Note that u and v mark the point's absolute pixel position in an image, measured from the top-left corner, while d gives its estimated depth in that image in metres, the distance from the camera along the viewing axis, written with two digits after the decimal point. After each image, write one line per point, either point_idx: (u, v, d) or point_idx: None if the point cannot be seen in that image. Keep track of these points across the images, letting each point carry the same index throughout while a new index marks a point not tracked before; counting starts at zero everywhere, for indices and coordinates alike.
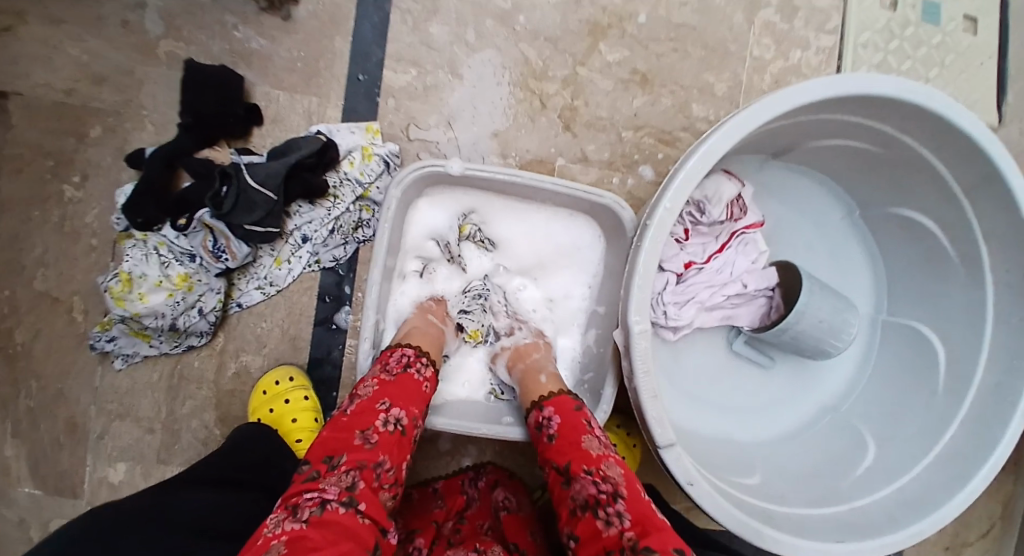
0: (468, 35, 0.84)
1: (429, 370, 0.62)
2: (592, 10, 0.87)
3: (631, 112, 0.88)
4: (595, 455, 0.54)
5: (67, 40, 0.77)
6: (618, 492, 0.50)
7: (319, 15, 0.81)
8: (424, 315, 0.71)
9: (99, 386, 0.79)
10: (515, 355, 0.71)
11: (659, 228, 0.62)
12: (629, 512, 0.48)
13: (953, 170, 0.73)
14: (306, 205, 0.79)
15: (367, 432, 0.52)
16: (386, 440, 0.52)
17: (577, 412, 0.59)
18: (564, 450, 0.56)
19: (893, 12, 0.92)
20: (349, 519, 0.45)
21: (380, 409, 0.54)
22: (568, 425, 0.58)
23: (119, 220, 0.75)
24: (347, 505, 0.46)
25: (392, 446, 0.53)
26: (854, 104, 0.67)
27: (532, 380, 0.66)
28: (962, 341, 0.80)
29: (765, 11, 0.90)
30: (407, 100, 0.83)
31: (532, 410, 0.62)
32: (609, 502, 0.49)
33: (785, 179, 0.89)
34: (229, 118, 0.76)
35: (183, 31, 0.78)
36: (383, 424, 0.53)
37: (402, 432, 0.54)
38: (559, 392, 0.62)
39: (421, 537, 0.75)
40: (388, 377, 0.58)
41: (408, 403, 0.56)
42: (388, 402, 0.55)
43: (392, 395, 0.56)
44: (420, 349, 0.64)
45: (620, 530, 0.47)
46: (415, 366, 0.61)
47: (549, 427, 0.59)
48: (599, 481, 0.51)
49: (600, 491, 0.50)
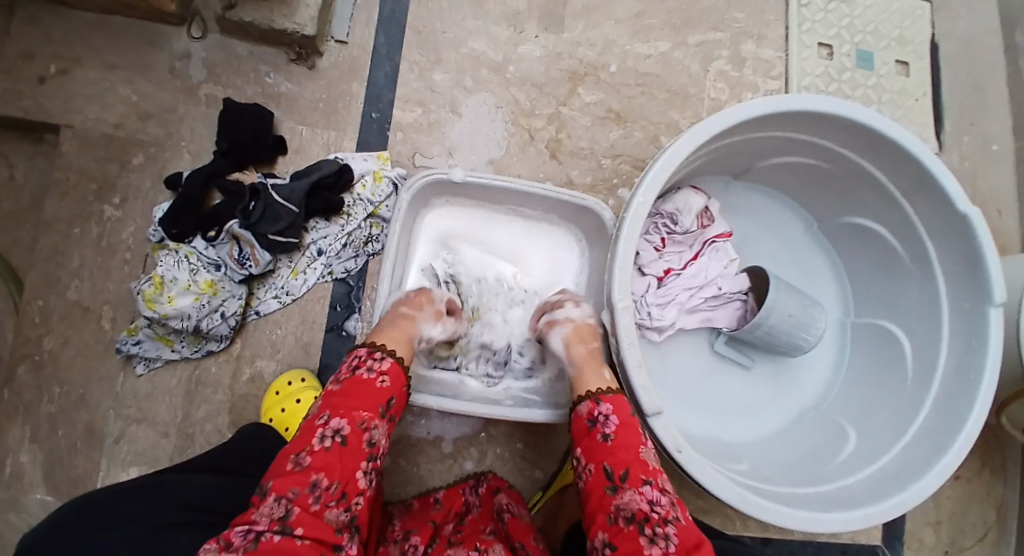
0: (466, 81, 0.98)
1: (382, 363, 0.62)
2: (571, 61, 1.02)
3: (609, 144, 1.01)
4: (651, 469, 0.59)
5: (119, 84, 0.89)
6: (670, 516, 0.55)
7: (340, 65, 0.95)
8: (398, 308, 0.72)
9: (120, 391, 0.84)
10: (580, 334, 0.75)
11: (635, 218, 0.72)
12: (677, 537, 0.54)
13: (889, 175, 0.85)
14: (322, 221, 0.89)
15: (300, 455, 0.54)
16: (321, 457, 0.54)
17: (633, 417, 0.63)
18: (620, 457, 0.59)
19: (829, 61, 1.08)
20: (284, 543, 0.48)
21: (318, 425, 0.56)
22: (625, 430, 0.61)
23: (156, 232, 0.85)
24: (281, 532, 0.49)
25: (331, 460, 0.54)
26: (794, 119, 0.80)
27: (592, 371, 0.70)
28: (921, 331, 0.89)
29: (717, 62, 1.06)
30: (414, 133, 0.95)
31: (583, 402, 0.66)
32: (660, 523, 0.54)
33: (749, 198, 1.01)
34: (261, 147, 0.88)
35: (222, 77, 0.91)
36: (318, 441, 0.55)
37: (342, 441, 0.56)
38: (607, 390, 0.66)
39: (418, 535, 0.79)
40: (335, 389, 0.60)
41: (350, 410, 0.57)
42: (328, 416, 0.57)
43: (333, 406, 0.58)
44: (373, 343, 0.65)
45: (665, 553, 0.53)
46: (365, 366, 0.61)
47: (605, 425, 0.62)
48: (654, 500, 0.56)
49: (653, 510, 0.55)
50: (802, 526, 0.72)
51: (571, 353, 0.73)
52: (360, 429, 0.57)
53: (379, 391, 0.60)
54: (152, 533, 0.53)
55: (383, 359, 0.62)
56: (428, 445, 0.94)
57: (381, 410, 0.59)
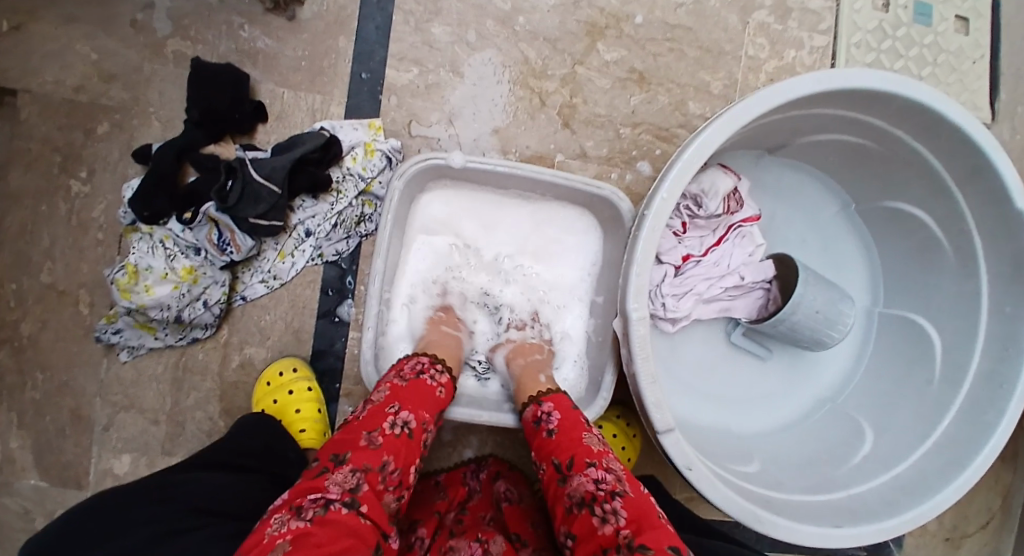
0: (468, 35, 0.86)
1: (443, 376, 0.62)
2: (589, 12, 0.89)
3: (629, 110, 0.90)
4: (596, 452, 0.54)
5: (76, 39, 0.79)
6: (617, 490, 0.50)
7: (325, 15, 0.83)
8: (437, 326, 0.72)
9: (105, 378, 0.81)
10: (519, 351, 0.72)
11: (655, 217, 0.64)
12: (625, 510, 0.48)
13: (945, 163, 0.74)
14: (309, 199, 0.81)
15: (373, 434, 0.51)
16: (392, 442, 0.52)
17: (575, 410, 0.59)
18: (565, 446, 0.55)
19: (885, 13, 0.94)
20: (352, 518, 0.45)
21: (388, 412, 0.54)
22: (568, 422, 0.58)
23: (125, 214, 0.77)
24: (349, 506, 0.46)
25: (399, 449, 0.52)
26: (844, 98, 0.69)
27: (532, 379, 0.66)
28: (954, 330, 0.82)
29: (758, 12, 0.93)
30: (409, 97, 0.85)
31: (527, 406, 0.63)
32: (607, 499, 0.49)
33: (781, 174, 0.90)
34: (236, 114, 0.78)
35: (192, 30, 0.80)
36: (389, 426, 0.53)
37: (409, 434, 0.54)
38: (549, 390, 0.63)
39: (423, 527, 0.75)
40: (400, 383, 0.58)
41: (417, 408, 0.56)
42: (398, 406, 0.55)
43: (402, 399, 0.56)
44: (436, 358, 0.65)
45: (615, 528, 0.47)
46: (428, 373, 0.61)
47: (548, 422, 0.59)
48: (599, 478, 0.51)
49: (598, 488, 0.50)
50: (813, 541, 0.69)
51: (512, 368, 0.70)
52: (422, 428, 0.56)
53: (436, 400, 0.60)
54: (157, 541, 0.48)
55: (444, 373, 0.62)
56: None
57: (436, 418, 0.59)
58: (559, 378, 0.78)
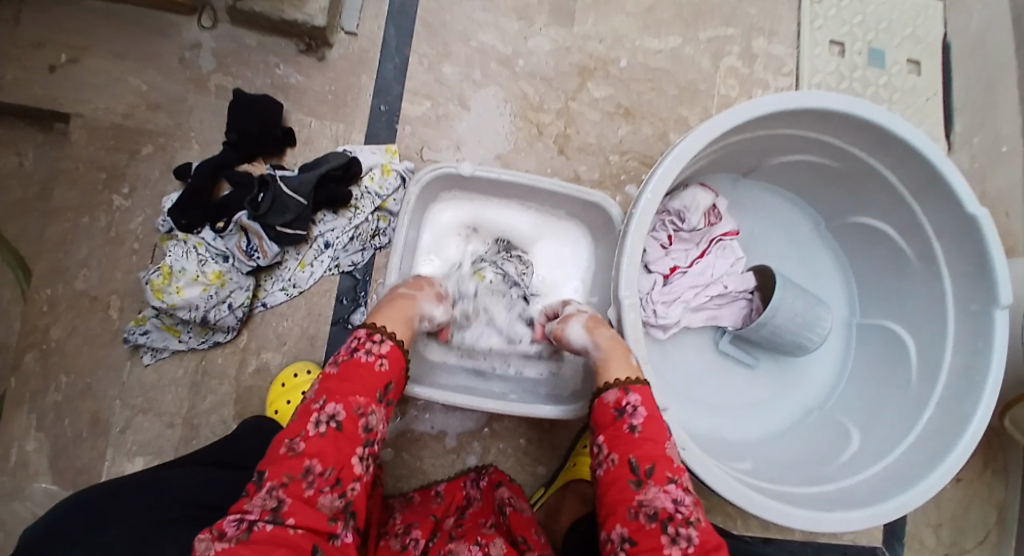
0: (474, 74, 0.98)
1: (380, 345, 0.59)
2: (580, 56, 1.02)
3: (617, 139, 1.00)
4: (676, 466, 0.57)
5: (128, 73, 0.90)
6: (691, 518, 0.53)
7: (349, 57, 0.95)
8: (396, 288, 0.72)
9: (126, 381, 0.85)
10: (595, 323, 0.72)
11: (643, 214, 0.72)
12: (698, 538, 0.52)
13: (899, 176, 0.84)
14: (330, 214, 0.89)
15: (293, 440, 0.52)
16: (315, 443, 0.53)
17: (659, 413, 0.60)
18: (647, 451, 0.57)
19: (841, 59, 1.08)
20: (277, 531, 0.48)
21: (313, 410, 0.54)
22: (653, 426, 0.58)
23: (164, 222, 0.85)
24: (273, 522, 0.48)
25: (325, 447, 0.53)
26: (805, 117, 0.80)
27: (619, 355, 0.65)
28: (926, 329, 0.89)
29: (727, 58, 1.06)
30: (421, 127, 0.95)
31: (610, 389, 0.62)
32: (682, 524, 0.52)
33: (755, 196, 1.00)
34: (269, 138, 0.88)
35: (231, 67, 0.91)
36: (312, 428, 0.53)
37: (337, 427, 0.54)
38: (639, 380, 0.63)
39: (418, 529, 0.77)
40: (332, 371, 0.57)
41: (344, 395, 0.55)
42: (324, 400, 0.55)
43: (329, 391, 0.55)
44: (372, 325, 0.62)
45: (683, 553, 0.51)
46: (362, 349, 0.59)
47: (632, 416, 0.59)
48: (678, 500, 0.54)
49: (676, 510, 0.53)
50: (804, 523, 0.72)
51: (596, 337, 0.69)
52: (356, 414, 0.55)
53: (378, 376, 0.58)
54: (150, 529, 0.53)
55: (381, 344, 0.59)
56: (431, 440, 0.94)
57: (378, 395, 0.57)
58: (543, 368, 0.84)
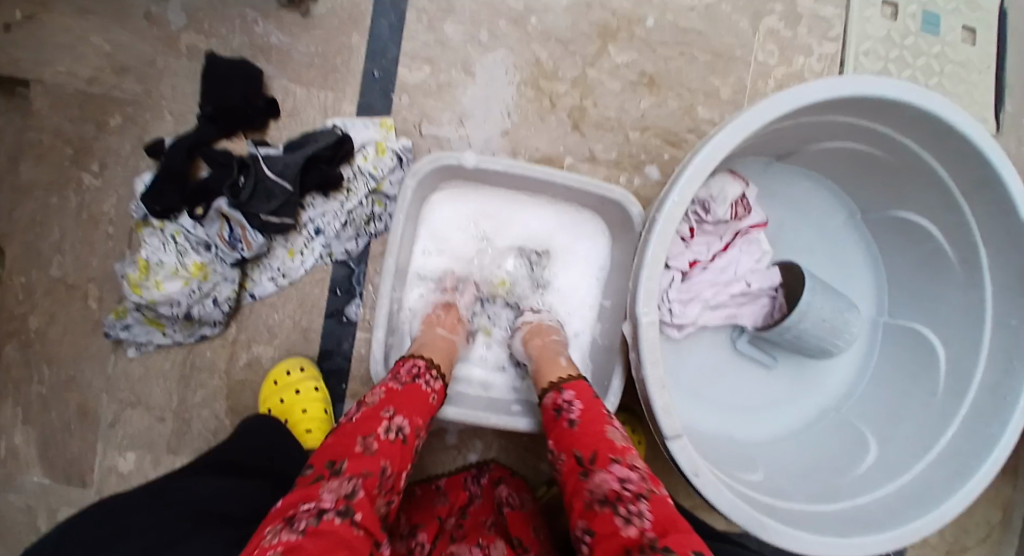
0: (481, 35, 0.86)
1: (438, 383, 0.60)
2: (602, 14, 0.89)
3: (640, 114, 0.90)
4: (619, 446, 0.53)
5: (91, 32, 0.80)
6: (643, 492, 0.48)
7: (338, 13, 0.83)
8: (433, 329, 0.69)
9: (112, 373, 0.81)
10: (535, 333, 0.72)
11: (668, 222, 0.63)
12: (651, 512, 0.45)
13: (951, 172, 0.75)
14: (320, 198, 0.81)
15: (368, 439, 0.49)
16: (387, 448, 0.50)
17: (599, 403, 0.58)
18: (588, 440, 0.54)
19: (895, 22, 0.95)
20: (345, 529, 0.42)
21: (384, 416, 0.52)
22: (591, 414, 0.56)
23: (137, 208, 0.78)
24: (342, 515, 0.43)
25: (394, 453, 0.50)
26: (853, 105, 0.70)
27: (552, 362, 0.66)
28: (959, 340, 0.83)
29: (769, 19, 0.93)
30: (421, 97, 0.85)
31: (549, 392, 0.62)
32: (632, 500, 0.47)
33: (790, 183, 0.91)
34: (249, 110, 0.79)
35: (204, 24, 0.81)
36: (385, 431, 0.50)
37: (403, 440, 0.52)
38: (572, 377, 0.63)
39: (424, 532, 0.74)
40: (398, 386, 0.56)
41: (412, 413, 0.54)
42: (393, 409, 0.53)
43: (398, 403, 0.54)
44: (431, 362, 0.62)
45: (640, 530, 0.44)
46: (423, 378, 0.59)
47: (570, 413, 0.58)
48: (625, 477, 0.49)
49: (623, 487, 0.48)
50: (817, 548, 0.69)
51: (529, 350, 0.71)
52: (418, 433, 0.54)
53: (434, 405, 0.59)
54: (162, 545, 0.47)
55: (440, 380, 0.60)
56: (431, 434, 0.90)
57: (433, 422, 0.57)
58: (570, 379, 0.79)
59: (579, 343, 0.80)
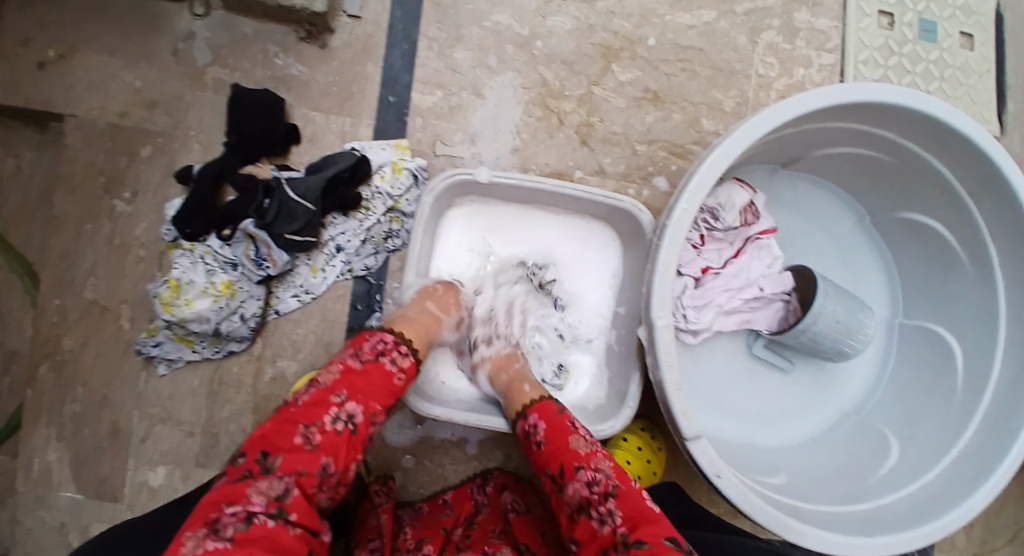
0: (489, 59, 0.91)
1: (406, 359, 0.60)
2: (605, 35, 0.93)
3: (644, 128, 0.93)
4: (584, 454, 0.54)
5: (125, 71, 0.86)
6: (609, 490, 0.51)
7: (354, 44, 0.89)
8: (424, 302, 0.70)
9: (143, 391, 0.84)
10: (501, 364, 0.70)
11: (678, 227, 0.65)
12: (621, 509, 0.49)
13: (955, 173, 0.77)
14: (340, 216, 0.85)
15: (310, 431, 0.49)
16: (331, 439, 0.50)
17: (562, 414, 0.58)
18: (554, 455, 0.55)
19: (890, 32, 0.98)
20: (277, 531, 0.43)
21: (334, 402, 0.51)
22: (554, 430, 0.57)
23: (170, 231, 0.83)
24: (275, 517, 0.44)
25: (338, 446, 0.51)
26: (856, 111, 0.73)
27: (519, 389, 0.65)
28: (974, 335, 0.83)
29: (767, 33, 0.97)
30: (434, 119, 0.90)
31: (517, 420, 0.62)
32: (602, 502, 0.50)
33: (796, 189, 0.93)
34: (272, 137, 0.83)
35: (230, 60, 0.87)
36: (331, 421, 0.51)
37: (352, 430, 0.52)
38: (539, 398, 0.62)
39: (430, 544, 0.74)
40: (356, 366, 0.55)
41: (368, 398, 0.54)
42: (345, 395, 0.52)
43: (351, 386, 0.53)
44: (400, 338, 0.61)
45: (613, 529, 0.49)
46: (389, 356, 0.58)
47: (536, 435, 0.58)
48: (591, 481, 0.52)
49: (591, 492, 0.51)
50: (841, 550, 0.68)
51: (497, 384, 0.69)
52: (370, 420, 0.54)
53: (394, 386, 0.58)
54: None
55: (408, 358, 0.59)
56: (453, 447, 0.91)
57: (388, 405, 0.57)
58: (579, 390, 0.81)
59: (593, 350, 0.82)
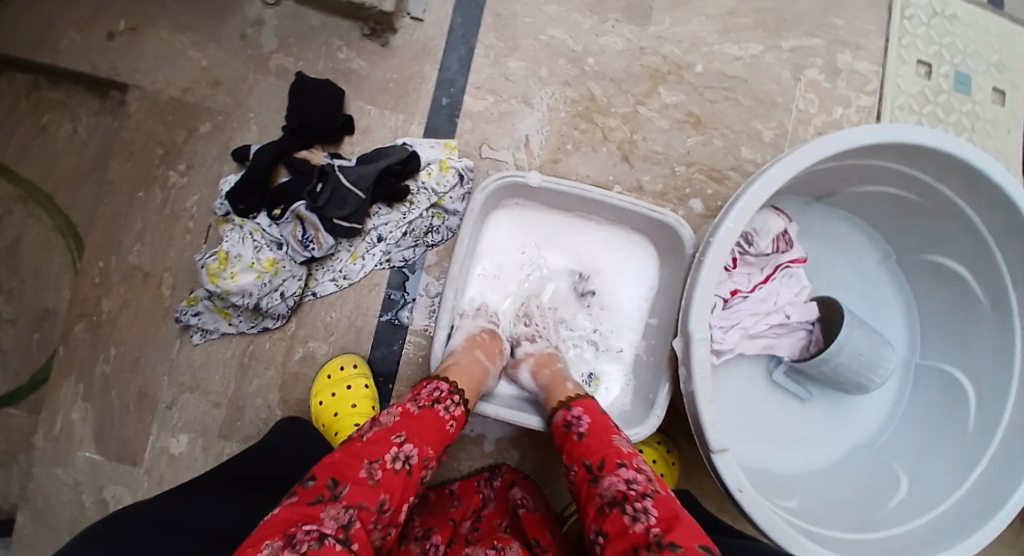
0: (541, 71, 0.94)
1: (457, 409, 0.60)
2: (654, 58, 0.97)
3: (685, 150, 0.96)
4: (626, 452, 0.55)
5: (192, 49, 0.89)
6: (648, 491, 0.51)
7: (413, 45, 0.92)
8: (472, 351, 0.70)
9: (175, 358, 0.86)
10: (542, 362, 0.73)
11: (719, 245, 0.67)
12: (656, 510, 0.48)
13: (986, 220, 0.79)
14: (384, 208, 0.88)
15: (374, 466, 0.50)
16: (390, 478, 0.51)
17: (607, 416, 0.61)
18: (595, 448, 0.56)
19: (928, 81, 1.01)
20: None
21: (394, 442, 0.52)
22: (598, 425, 0.59)
23: (222, 205, 0.85)
24: (342, 542, 0.44)
25: (396, 486, 0.51)
26: (893, 150, 0.75)
27: (560, 386, 0.68)
28: (990, 378, 0.84)
29: (810, 71, 1.00)
30: (483, 123, 0.92)
31: (559, 409, 0.64)
32: (637, 499, 0.50)
33: (828, 222, 0.95)
34: (328, 125, 0.86)
35: (294, 48, 0.90)
36: (392, 459, 0.51)
37: (409, 471, 0.53)
38: (579, 397, 0.65)
39: (439, 535, 0.73)
40: (413, 411, 0.57)
41: (423, 442, 0.54)
42: (404, 436, 0.53)
43: (411, 429, 0.54)
44: (455, 386, 0.63)
45: (646, 527, 0.47)
46: (443, 403, 0.59)
47: (578, 426, 0.60)
48: (631, 478, 0.52)
49: (629, 488, 0.51)
50: None
51: (539, 379, 0.71)
52: (424, 464, 0.54)
53: (448, 434, 0.58)
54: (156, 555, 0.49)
55: (460, 407, 0.60)
56: (470, 443, 0.92)
57: (440, 453, 0.57)
58: (610, 398, 0.83)
59: (622, 358, 0.84)
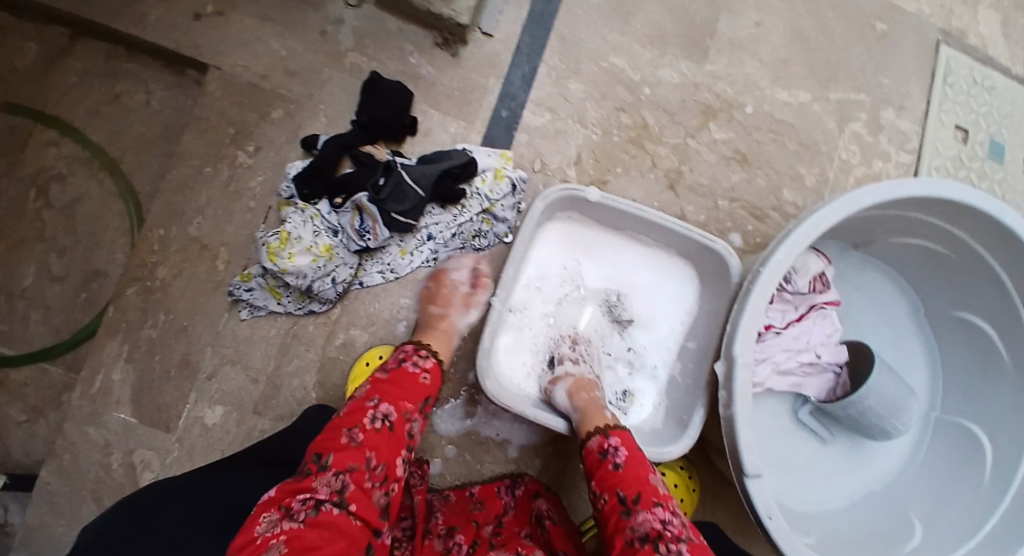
0: (598, 95, 0.98)
1: (426, 360, 0.68)
2: (707, 95, 1.01)
3: (729, 185, 0.99)
4: (662, 493, 0.57)
5: (273, 38, 0.94)
6: (683, 536, 0.53)
7: (481, 57, 0.97)
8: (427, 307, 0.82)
9: (221, 331, 0.88)
10: (580, 385, 0.75)
11: (769, 276, 0.70)
12: None
13: (1018, 283, 0.82)
14: (437, 208, 0.90)
15: (353, 430, 0.55)
16: (372, 437, 0.55)
17: (642, 452, 0.63)
18: (631, 481, 0.58)
19: (964, 146, 1.05)
20: (341, 518, 0.49)
21: (368, 405, 0.57)
22: (636, 460, 0.61)
23: (286, 189, 0.89)
24: (339, 505, 0.50)
25: (379, 442, 0.55)
26: (935, 205, 0.78)
27: (598, 413, 0.69)
28: (1009, 436, 0.85)
29: (854, 123, 1.04)
30: (539, 138, 0.96)
31: (594, 435, 0.65)
32: (673, 541, 0.52)
33: (863, 269, 0.98)
34: (394, 124, 0.90)
35: (369, 48, 0.94)
36: (369, 421, 0.56)
37: (390, 427, 0.57)
38: (616, 426, 0.66)
39: (461, 534, 0.76)
40: (382, 376, 0.63)
41: (396, 399, 0.60)
42: (377, 399, 0.59)
43: (382, 392, 0.60)
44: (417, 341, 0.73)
45: None
46: (410, 360, 0.67)
47: (615, 456, 0.61)
48: (666, 520, 0.54)
49: (665, 528, 0.53)
50: None
51: (576, 401, 0.72)
52: (404, 418, 0.59)
53: (421, 387, 0.64)
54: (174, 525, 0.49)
55: (427, 357, 0.68)
56: (494, 447, 0.93)
57: (420, 405, 0.62)
58: (642, 415, 0.85)
59: (657, 377, 0.86)
